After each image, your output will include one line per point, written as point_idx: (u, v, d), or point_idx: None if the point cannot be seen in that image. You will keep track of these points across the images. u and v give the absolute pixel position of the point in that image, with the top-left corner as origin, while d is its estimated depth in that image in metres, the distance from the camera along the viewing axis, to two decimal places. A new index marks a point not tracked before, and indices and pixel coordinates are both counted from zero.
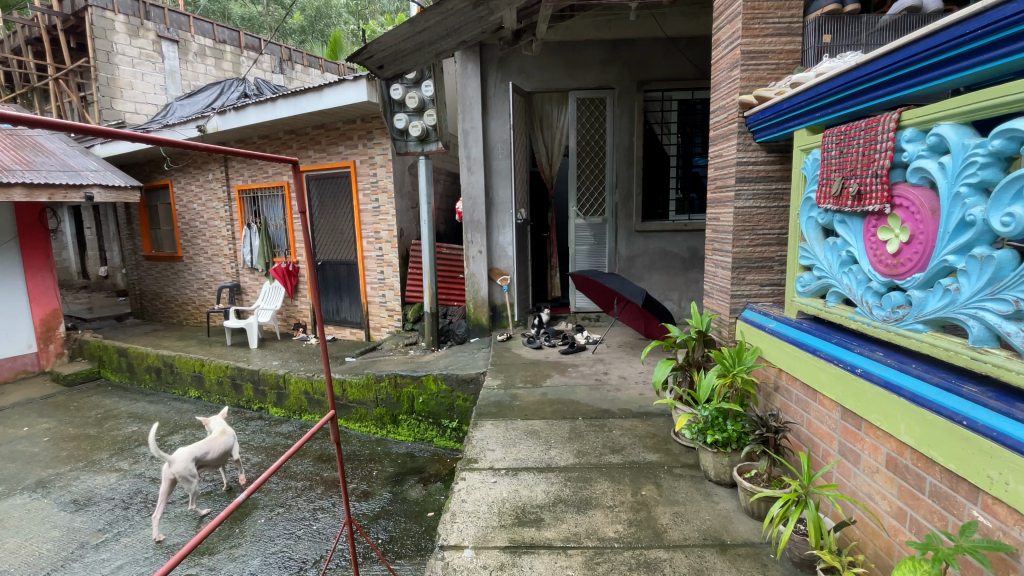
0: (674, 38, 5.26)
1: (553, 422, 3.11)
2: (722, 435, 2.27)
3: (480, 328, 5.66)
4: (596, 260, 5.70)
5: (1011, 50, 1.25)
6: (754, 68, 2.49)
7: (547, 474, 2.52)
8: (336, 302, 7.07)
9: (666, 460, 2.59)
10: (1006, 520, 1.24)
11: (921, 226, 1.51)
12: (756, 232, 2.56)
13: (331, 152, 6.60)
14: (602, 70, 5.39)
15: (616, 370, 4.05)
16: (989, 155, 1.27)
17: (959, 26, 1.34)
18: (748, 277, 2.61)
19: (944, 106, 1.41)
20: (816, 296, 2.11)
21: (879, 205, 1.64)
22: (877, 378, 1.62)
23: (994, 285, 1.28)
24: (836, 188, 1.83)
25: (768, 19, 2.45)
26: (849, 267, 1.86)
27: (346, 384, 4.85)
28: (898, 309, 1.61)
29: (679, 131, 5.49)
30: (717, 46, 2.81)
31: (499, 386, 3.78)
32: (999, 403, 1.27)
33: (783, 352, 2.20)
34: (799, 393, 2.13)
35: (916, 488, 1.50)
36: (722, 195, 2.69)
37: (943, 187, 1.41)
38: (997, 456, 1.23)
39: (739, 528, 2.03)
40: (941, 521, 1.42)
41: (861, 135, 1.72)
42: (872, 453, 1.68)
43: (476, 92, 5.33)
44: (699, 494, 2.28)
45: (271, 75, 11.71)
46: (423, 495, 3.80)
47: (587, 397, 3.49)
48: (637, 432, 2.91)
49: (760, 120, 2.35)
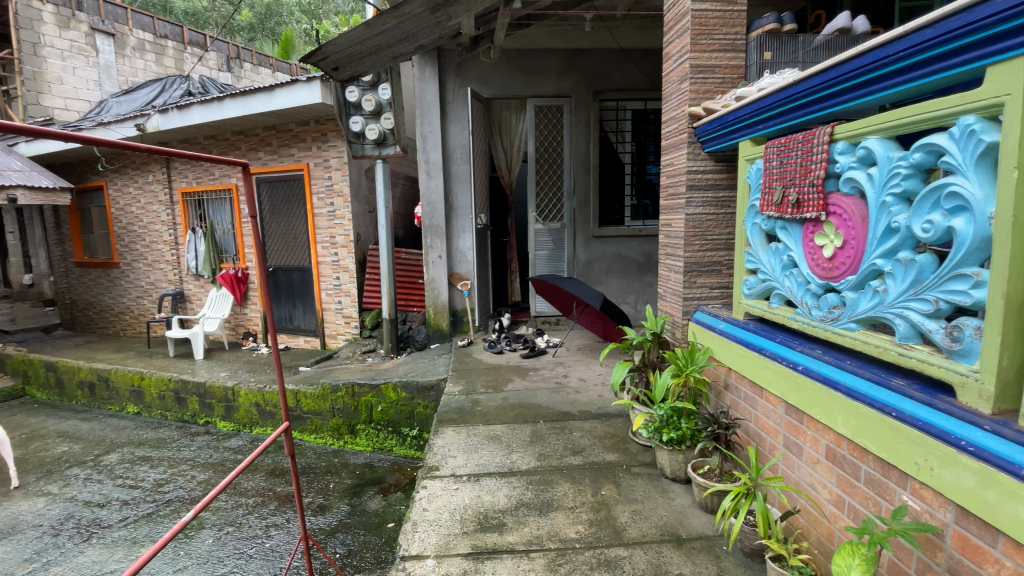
0: (627, 50, 5.44)
1: (514, 426, 3.12)
2: (677, 433, 2.34)
3: (440, 334, 5.59)
4: (555, 265, 5.78)
5: (928, 72, 1.37)
6: (702, 82, 2.60)
7: (509, 478, 2.52)
8: (288, 309, 6.80)
9: (625, 459, 2.65)
10: (931, 503, 1.34)
11: (853, 232, 1.62)
12: (705, 238, 2.67)
13: (283, 154, 6.39)
14: (559, 78, 5.50)
15: (576, 373, 4.11)
16: (911, 167, 1.39)
17: (883, 48, 1.47)
18: (698, 280, 2.73)
19: (871, 122, 1.53)
20: (760, 297, 2.23)
21: (816, 212, 1.76)
22: (816, 374, 1.74)
23: (917, 286, 1.39)
24: (777, 197, 1.95)
25: (714, 35, 2.55)
26: (790, 270, 1.97)
27: (300, 394, 4.70)
28: (833, 309, 1.73)
29: (633, 140, 5.66)
30: (667, 58, 2.90)
31: (460, 392, 3.75)
32: (923, 394, 1.38)
33: (731, 352, 2.32)
34: (746, 391, 2.23)
35: (852, 476, 1.60)
36: (673, 202, 2.79)
37: (871, 196, 1.52)
38: (923, 444, 1.33)
39: (693, 522, 2.10)
40: (875, 506, 1.52)
41: (798, 147, 1.84)
42: (813, 445, 1.79)
43: (434, 96, 5.29)
44: (656, 492, 2.35)
45: (218, 73, 11.22)
46: (383, 505, 3.71)
47: (548, 400, 3.53)
48: (597, 433, 2.97)
49: (708, 131, 2.46)
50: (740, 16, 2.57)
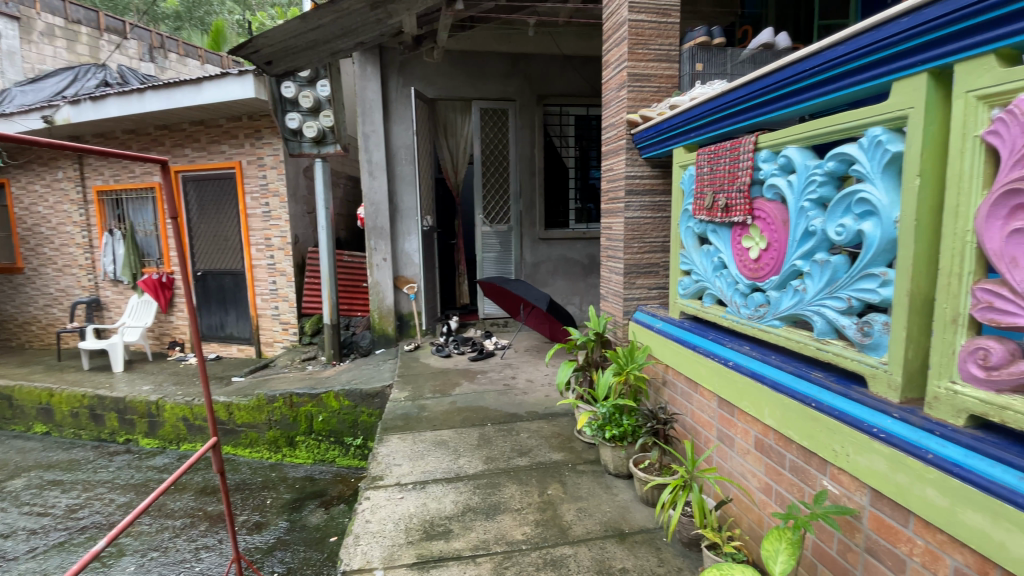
0: (569, 56, 5.56)
1: (461, 430, 3.09)
2: (619, 430, 2.41)
3: (385, 339, 5.44)
4: (502, 267, 5.79)
5: (839, 87, 1.49)
6: (639, 90, 2.69)
7: (455, 484, 2.49)
8: (220, 315, 6.40)
9: (570, 458, 2.69)
10: (848, 487, 1.44)
11: (775, 235, 1.74)
12: (644, 240, 2.77)
13: (213, 151, 6.02)
14: (503, 82, 5.53)
15: (523, 374, 4.14)
16: (826, 175, 1.50)
17: (800, 63, 1.57)
18: (637, 281, 2.82)
19: (791, 132, 1.64)
20: (694, 297, 2.34)
21: (743, 216, 1.87)
22: (745, 369, 1.84)
23: (833, 285, 1.51)
24: (708, 202, 2.06)
25: (650, 45, 2.66)
26: (720, 271, 2.08)
27: (233, 406, 4.45)
28: (759, 308, 1.84)
29: (576, 144, 5.79)
30: (606, 66, 2.98)
31: (405, 398, 3.67)
32: (839, 386, 1.49)
33: (668, 349, 2.41)
34: (682, 386, 2.33)
35: (778, 464, 1.71)
36: (613, 206, 2.88)
37: (791, 202, 1.64)
38: (839, 431, 1.44)
39: (635, 516, 2.16)
40: (799, 492, 1.62)
41: (726, 155, 1.95)
42: (743, 436, 1.89)
43: (377, 95, 5.16)
44: (600, 488, 2.40)
45: (138, 63, 10.42)
46: (325, 519, 3.55)
47: (495, 402, 3.52)
48: (543, 433, 2.99)
49: (645, 138, 2.55)
50: (674, 28, 2.68)
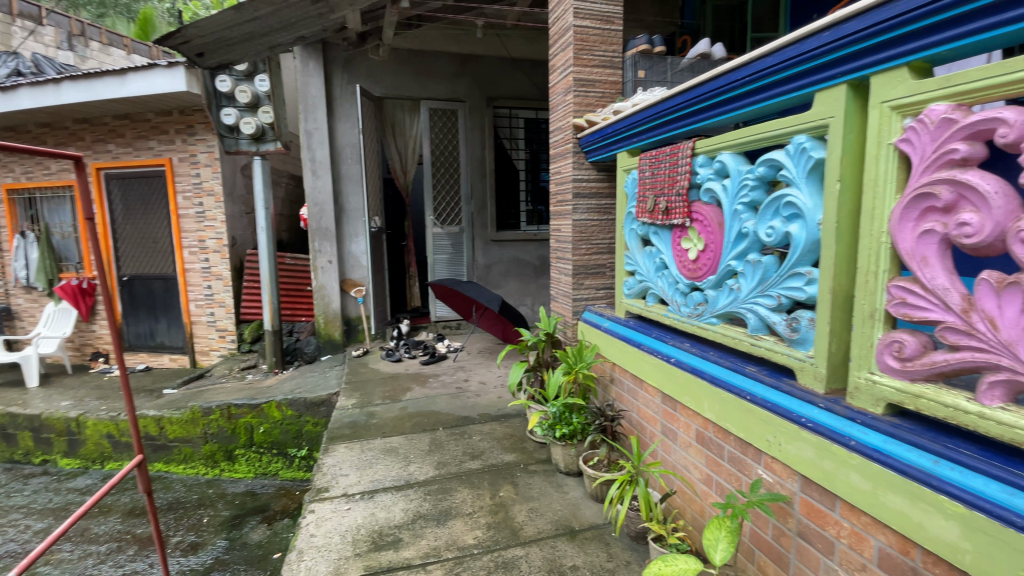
0: (517, 59, 5.59)
1: (411, 436, 3.03)
2: (569, 428, 2.44)
3: (332, 345, 5.26)
4: (454, 269, 5.73)
5: (768, 96, 1.57)
6: (584, 95, 2.75)
7: (405, 491, 2.44)
8: (150, 323, 5.97)
9: (522, 458, 2.70)
10: (781, 475, 1.52)
11: (711, 236, 1.82)
12: (591, 242, 2.83)
13: (139, 147, 5.62)
14: (452, 83, 5.49)
15: (476, 376, 4.11)
16: (757, 179, 1.58)
17: (733, 73, 1.65)
18: (586, 282, 2.88)
19: (725, 139, 1.72)
20: (638, 297, 2.42)
21: (682, 219, 1.94)
22: (686, 365, 1.92)
23: (764, 283, 1.59)
24: (650, 205, 2.13)
25: (594, 51, 2.72)
26: (662, 271, 2.16)
27: (164, 420, 4.17)
28: (698, 306, 1.92)
29: (526, 147, 5.85)
30: (553, 70, 3.02)
31: (353, 405, 3.56)
32: (771, 379, 1.58)
33: (614, 348, 2.47)
34: (629, 383, 2.39)
35: (717, 455, 1.79)
36: (561, 208, 2.92)
37: (726, 205, 1.72)
38: (771, 422, 1.52)
39: (585, 513, 2.20)
40: (737, 481, 1.70)
41: (666, 159, 2.03)
42: (685, 430, 1.96)
43: (320, 92, 4.98)
44: (551, 487, 2.42)
45: (56, 52, 7.70)
46: (268, 535, 3.38)
47: (447, 406, 3.48)
48: (495, 435, 2.99)
49: (590, 141, 2.61)
50: (617, 35, 2.75)
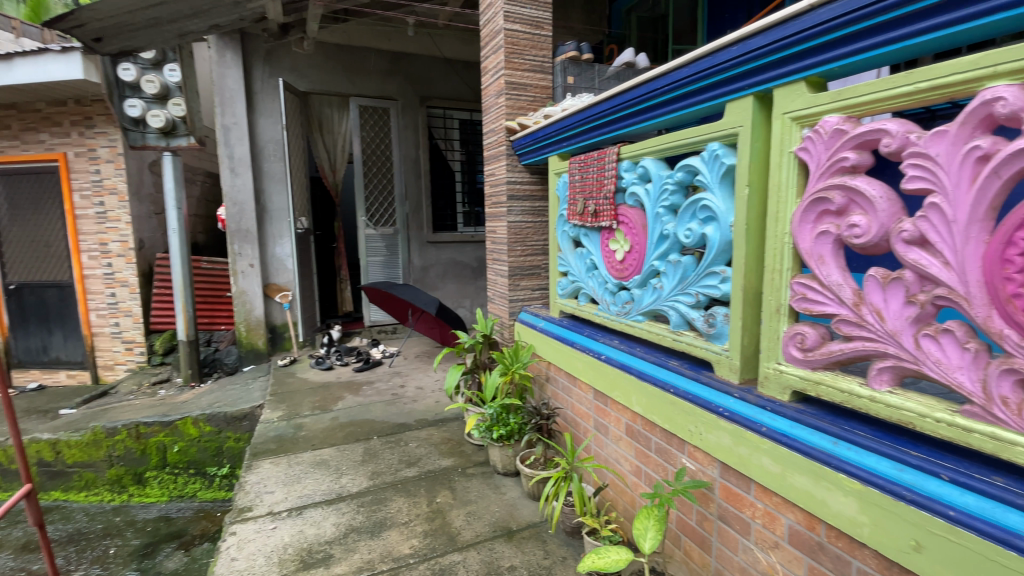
0: (450, 59, 5.56)
1: (344, 447, 2.92)
2: (506, 429, 2.45)
3: (255, 354, 4.96)
4: (390, 271, 5.58)
5: (684, 105, 1.66)
6: (516, 98, 2.78)
7: (337, 505, 2.33)
8: (42, 337, 5.34)
9: (460, 462, 2.68)
10: (703, 462, 1.61)
11: (636, 238, 1.90)
12: (526, 243, 2.87)
13: (27, 140, 5.01)
14: (383, 80, 5.36)
15: (413, 382, 4.03)
16: (676, 184, 1.66)
17: (652, 82, 1.73)
18: (522, 283, 2.90)
19: (647, 145, 1.80)
20: (571, 297, 2.47)
21: (610, 221, 2.01)
22: (615, 361, 1.99)
23: (684, 282, 1.68)
24: (580, 207, 2.18)
25: (524, 55, 2.75)
26: (592, 271, 2.22)
27: (60, 444, 3.74)
28: (625, 304, 1.99)
29: (462, 148, 5.83)
30: (484, 72, 3.02)
31: (279, 418, 3.37)
32: (691, 371, 1.67)
33: (549, 347, 2.52)
34: (563, 381, 2.44)
35: (646, 447, 1.86)
36: (496, 210, 2.93)
37: (649, 208, 1.80)
38: (693, 413, 1.61)
39: (522, 513, 2.21)
40: (663, 471, 1.78)
41: (594, 164, 2.09)
42: (616, 424, 2.03)
43: (239, 85, 4.68)
44: (489, 489, 2.42)
45: None
46: (185, 563, 3.11)
47: (382, 413, 3.39)
48: (432, 440, 2.94)
49: (523, 144, 2.64)
50: (546, 40, 2.81)
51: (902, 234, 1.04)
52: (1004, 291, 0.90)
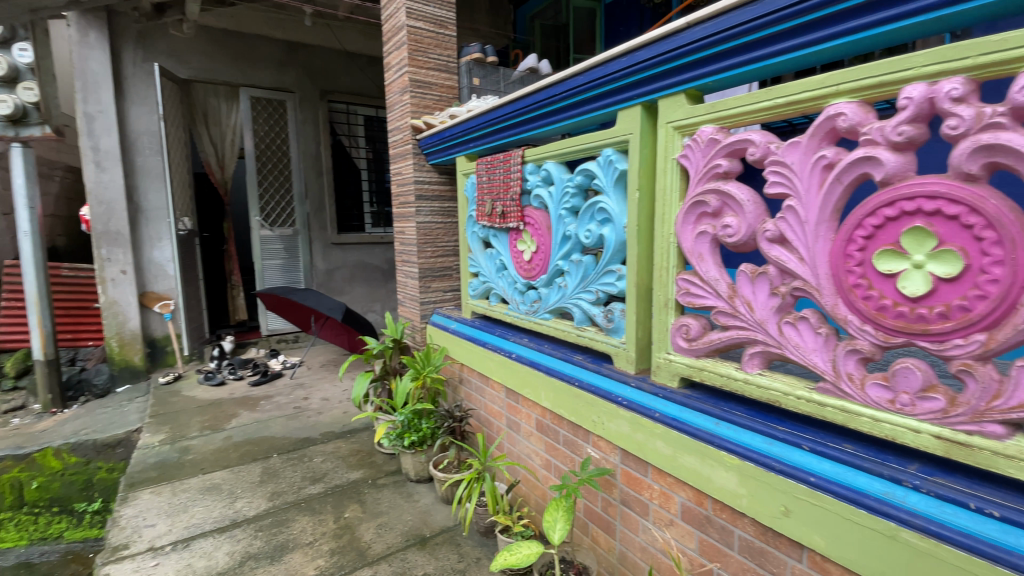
0: (353, 53, 5.34)
1: (238, 468, 2.68)
2: (418, 435, 2.40)
3: (131, 372, 4.41)
4: (290, 276, 5.24)
5: (580, 111, 1.74)
6: (421, 96, 2.73)
7: (231, 532, 2.14)
8: None
9: (369, 473, 2.58)
10: (606, 451, 1.69)
11: (541, 238, 1.95)
12: (436, 244, 2.83)
13: None
14: (278, 71, 5.02)
15: (318, 393, 3.81)
16: (576, 187, 1.73)
17: (551, 88, 1.79)
18: (433, 284, 2.86)
19: (548, 148, 1.85)
20: (483, 297, 2.48)
21: (516, 222, 2.05)
22: (525, 358, 2.03)
23: (585, 280, 1.76)
24: (488, 208, 2.20)
25: (429, 53, 2.71)
26: (502, 271, 2.25)
27: None
28: (534, 303, 2.04)
29: (368, 145, 5.62)
30: (388, 68, 2.92)
31: (161, 442, 3.02)
32: (593, 364, 1.75)
33: (462, 348, 2.50)
34: (476, 382, 2.44)
35: (554, 440, 1.92)
36: (404, 210, 2.85)
37: (552, 209, 1.85)
38: (596, 404, 1.69)
39: (436, 518, 2.19)
40: (571, 462, 1.85)
41: (500, 165, 2.11)
42: (527, 420, 2.07)
43: (105, 68, 4.12)
44: (401, 498, 2.35)
45: None
46: None
47: (284, 429, 3.16)
48: (340, 453, 2.80)
49: (429, 144, 2.60)
50: (450, 40, 2.79)
51: (766, 233, 1.17)
52: (847, 282, 1.04)
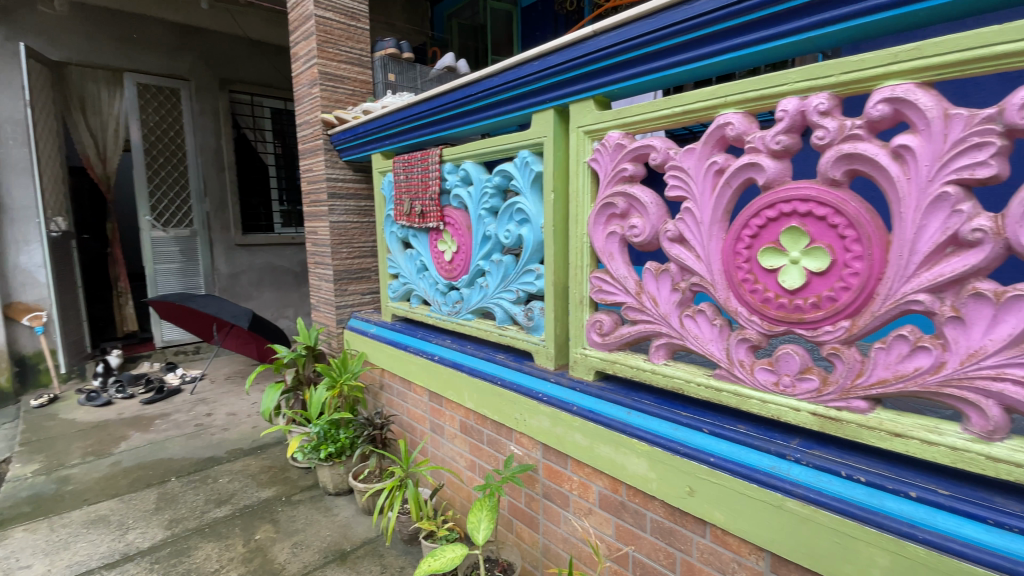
0: (257, 41, 5.00)
1: (128, 496, 2.40)
2: (335, 446, 2.30)
3: None
4: (189, 281, 4.81)
5: (496, 112, 1.74)
6: (332, 90, 2.61)
7: (121, 568, 1.91)
8: None
9: (283, 490, 2.42)
10: (528, 447, 1.72)
11: (461, 238, 1.94)
12: (352, 245, 2.73)
13: None
14: (170, 56, 4.56)
15: (223, 408, 3.52)
16: (494, 187, 1.74)
17: (468, 87, 1.79)
18: (349, 287, 2.74)
19: (466, 148, 1.84)
20: (403, 299, 2.42)
21: (436, 222, 2.02)
22: (448, 360, 2.01)
23: (505, 280, 1.77)
24: (406, 207, 2.15)
25: (340, 46, 2.60)
26: (423, 272, 2.21)
27: None
28: (455, 304, 2.02)
29: (276, 139, 5.25)
30: (295, 59, 2.76)
31: (30, 474, 2.63)
32: (515, 363, 1.77)
33: (382, 353, 2.42)
34: (398, 387, 2.37)
35: (478, 440, 1.92)
36: (316, 209, 2.71)
37: (471, 209, 1.84)
38: (518, 402, 1.71)
39: (356, 531, 2.10)
40: (494, 461, 1.86)
41: (418, 164, 2.07)
42: (451, 422, 2.05)
43: None
44: (318, 513, 2.24)
45: None
46: None
47: (183, 449, 2.88)
48: (249, 471, 2.61)
49: (342, 140, 2.49)
50: (363, 33, 2.69)
51: (667, 233, 1.24)
52: (737, 277, 1.13)
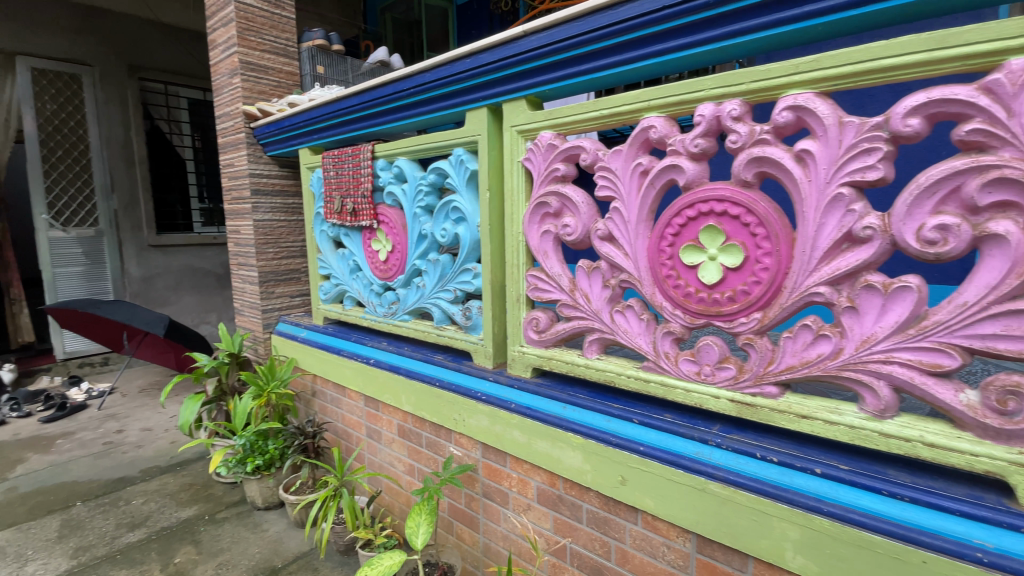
0: (171, 26, 4.63)
1: (22, 527, 2.15)
2: (263, 459, 2.19)
3: None
4: (95, 285, 4.39)
5: (429, 109, 1.71)
6: (255, 81, 2.46)
7: None
8: None
9: (206, 508, 2.27)
10: (467, 447, 1.71)
11: (396, 237, 1.89)
12: (280, 244, 2.60)
13: None
14: (70, 37, 4.13)
15: (136, 424, 3.24)
16: (429, 186, 1.71)
17: (400, 82, 1.74)
18: (277, 289, 2.61)
19: (400, 145, 1.80)
20: (336, 301, 2.33)
21: (369, 220, 1.96)
22: (384, 362, 1.95)
23: (442, 280, 1.75)
24: (337, 206, 2.07)
25: (263, 35, 2.46)
26: (356, 273, 2.14)
27: None
28: (391, 305, 1.97)
29: (195, 133, 4.92)
30: (213, 46, 2.58)
31: None
32: (454, 363, 1.75)
33: (313, 358, 2.32)
34: (332, 392, 2.28)
35: (416, 443, 1.88)
36: (238, 207, 2.55)
37: (406, 207, 1.80)
38: (457, 402, 1.69)
39: (288, 545, 2.01)
40: (433, 463, 1.83)
41: (349, 161, 2.00)
42: (388, 427, 2.00)
43: None
44: (246, 530, 2.11)
45: None
46: None
47: (88, 471, 2.62)
48: (166, 490, 2.42)
49: (267, 134, 2.36)
50: (288, 22, 2.56)
51: (598, 232, 1.28)
52: (661, 273, 1.18)
